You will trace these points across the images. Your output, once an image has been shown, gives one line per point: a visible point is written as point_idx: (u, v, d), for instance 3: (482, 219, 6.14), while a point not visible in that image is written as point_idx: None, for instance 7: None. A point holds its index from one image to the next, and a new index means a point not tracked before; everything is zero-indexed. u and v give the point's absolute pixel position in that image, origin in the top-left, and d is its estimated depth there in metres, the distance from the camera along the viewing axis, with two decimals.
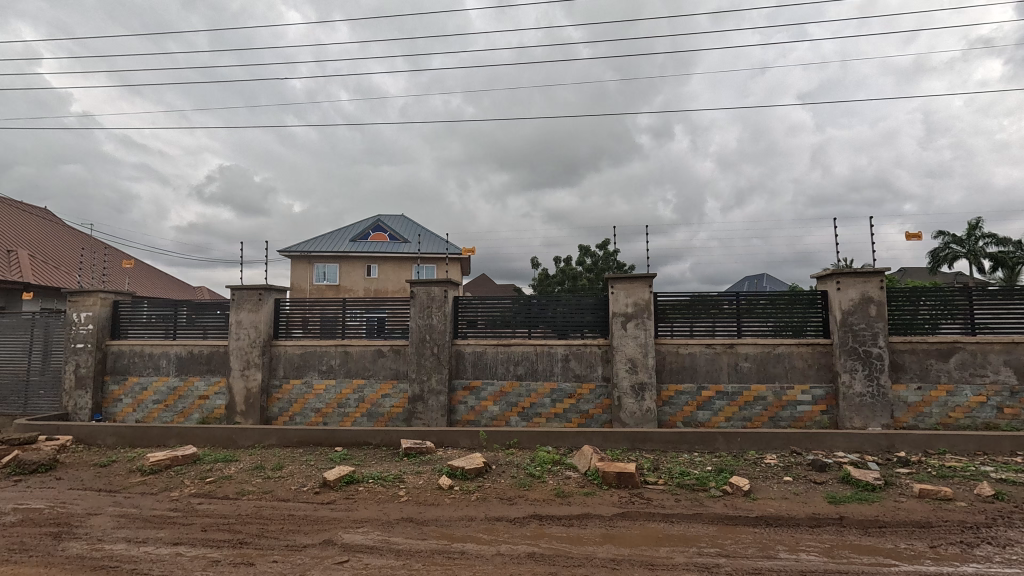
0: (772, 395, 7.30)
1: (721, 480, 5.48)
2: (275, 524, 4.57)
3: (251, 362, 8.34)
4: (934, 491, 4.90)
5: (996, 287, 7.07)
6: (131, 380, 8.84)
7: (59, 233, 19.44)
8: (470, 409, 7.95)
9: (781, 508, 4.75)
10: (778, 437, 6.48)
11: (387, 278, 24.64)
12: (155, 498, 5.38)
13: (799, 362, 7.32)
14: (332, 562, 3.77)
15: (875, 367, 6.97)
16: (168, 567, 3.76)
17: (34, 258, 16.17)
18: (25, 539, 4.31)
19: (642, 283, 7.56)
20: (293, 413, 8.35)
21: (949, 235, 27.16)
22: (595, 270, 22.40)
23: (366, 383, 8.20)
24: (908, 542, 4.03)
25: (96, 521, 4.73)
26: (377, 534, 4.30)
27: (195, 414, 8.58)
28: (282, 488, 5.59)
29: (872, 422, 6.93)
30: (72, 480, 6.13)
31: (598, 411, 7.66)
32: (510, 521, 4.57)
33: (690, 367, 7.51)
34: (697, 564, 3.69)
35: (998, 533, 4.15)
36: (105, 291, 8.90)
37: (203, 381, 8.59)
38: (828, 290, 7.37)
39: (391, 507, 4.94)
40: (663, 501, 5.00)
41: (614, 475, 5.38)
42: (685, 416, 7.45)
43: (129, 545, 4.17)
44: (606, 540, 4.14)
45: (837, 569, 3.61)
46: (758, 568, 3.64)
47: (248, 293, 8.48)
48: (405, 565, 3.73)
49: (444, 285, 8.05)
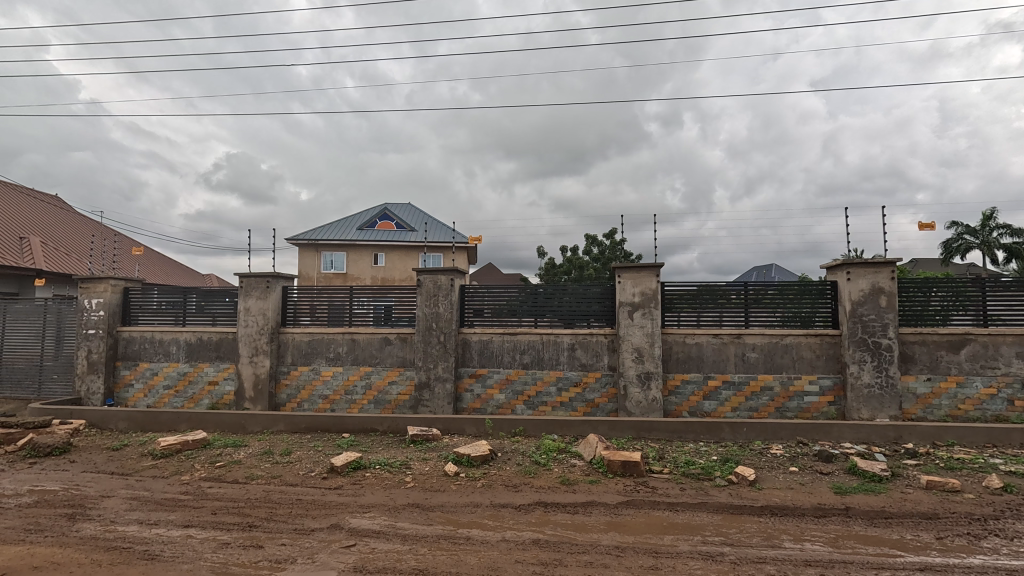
0: (779, 385, 7.26)
1: (726, 469, 5.48)
2: (284, 508, 4.64)
3: (259, 349, 8.41)
4: (941, 483, 4.88)
5: (1009, 278, 6.94)
6: (142, 366, 8.97)
7: (72, 221, 19.68)
8: (476, 397, 7.99)
9: (786, 498, 4.75)
10: (785, 428, 6.45)
11: (396, 265, 24.76)
12: (165, 481, 5.47)
13: (807, 353, 7.27)
14: (339, 546, 3.83)
15: (885, 358, 6.90)
16: (179, 549, 3.83)
17: (46, 245, 16.40)
18: (40, 520, 4.41)
19: (649, 272, 7.50)
20: (301, 400, 8.44)
21: (961, 227, 26.78)
22: (602, 260, 22.43)
23: (373, 371, 8.26)
24: (915, 533, 4.01)
25: (109, 504, 4.82)
26: (384, 519, 4.35)
27: (205, 400, 8.69)
28: (290, 473, 5.66)
29: (881, 413, 6.87)
30: (85, 463, 6.26)
31: (603, 400, 7.67)
32: (515, 508, 4.60)
33: (697, 358, 7.49)
34: (701, 553, 3.70)
35: (1006, 526, 4.12)
36: (116, 278, 8.98)
37: (213, 367, 8.69)
38: (838, 280, 7.27)
39: (397, 492, 5.01)
40: (668, 489, 5.02)
41: (619, 464, 5.39)
42: (691, 406, 7.44)
43: (141, 527, 4.25)
44: (610, 527, 4.16)
45: (842, 559, 3.60)
46: (762, 557, 3.64)
47: (256, 281, 8.53)
48: (411, 550, 3.78)
49: (451, 273, 8.05)
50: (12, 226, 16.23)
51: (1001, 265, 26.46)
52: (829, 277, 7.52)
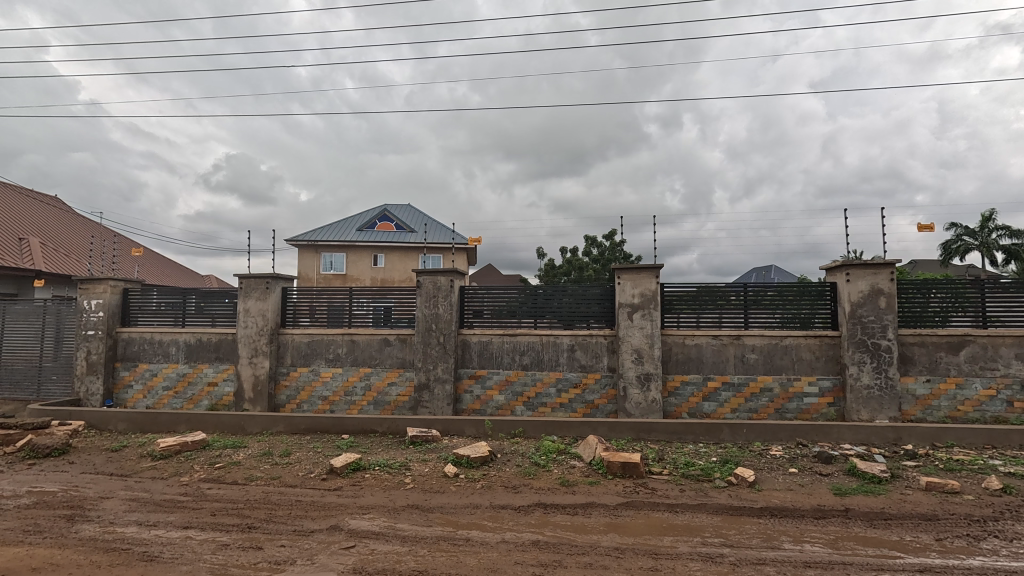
0: (779, 386, 7.27)
1: (726, 471, 5.48)
2: (284, 509, 4.64)
3: (259, 350, 8.40)
4: (940, 484, 4.88)
5: (1008, 280, 6.95)
6: (141, 367, 8.96)
7: (71, 222, 19.70)
8: (475, 398, 7.99)
9: (786, 499, 4.76)
10: (784, 429, 6.45)
11: (397, 266, 24.69)
12: (165, 482, 5.47)
13: (806, 354, 7.27)
14: (338, 547, 3.83)
15: (884, 359, 6.90)
16: (178, 550, 3.83)
17: (45, 246, 16.41)
18: (39, 522, 4.40)
19: (649, 273, 7.51)
20: (300, 401, 8.43)
21: (961, 227, 26.80)
22: (602, 261, 22.46)
23: (373, 372, 8.25)
24: (914, 534, 4.01)
25: (108, 505, 4.81)
26: (383, 520, 4.35)
27: (204, 401, 8.69)
28: (289, 475, 5.65)
29: (880, 414, 6.87)
30: (84, 464, 6.25)
31: (602, 401, 7.67)
32: (515, 509, 4.60)
33: (696, 359, 7.49)
34: (701, 554, 3.70)
35: (1005, 527, 4.12)
36: (116, 278, 8.98)
37: (212, 368, 8.68)
38: (837, 281, 7.28)
39: (397, 494, 5.00)
40: (667, 491, 5.01)
41: (619, 465, 5.39)
42: (690, 407, 7.44)
43: (141, 528, 4.25)
44: (610, 529, 4.15)
45: (841, 560, 3.60)
46: (762, 558, 3.64)
47: (255, 282, 8.53)
48: (410, 551, 3.78)
49: (450, 274, 8.06)
50: (12, 227, 16.24)
51: (1000, 266, 26.50)
52: (829, 278, 7.53)
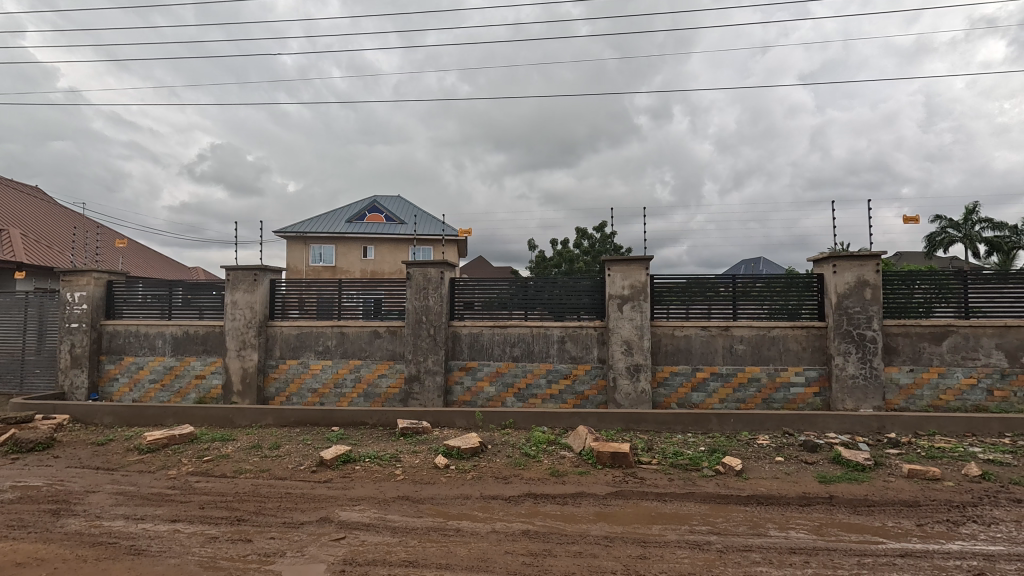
0: (766, 376, 7.36)
1: (713, 460, 5.55)
2: (273, 502, 4.60)
3: (247, 342, 8.32)
4: (922, 472, 4.99)
5: (991, 271, 7.06)
6: (126, 360, 8.82)
7: (54, 213, 19.23)
8: (466, 390, 8.00)
9: (772, 487, 4.83)
10: (771, 419, 6.54)
11: (384, 257, 24.52)
12: (152, 476, 5.42)
13: (793, 345, 7.37)
14: (329, 539, 3.82)
15: (869, 350, 7.02)
16: (166, 544, 3.79)
17: (26, 237, 15.99)
18: (23, 517, 4.32)
19: (639, 265, 7.52)
20: (289, 394, 8.38)
21: (948, 220, 26.98)
22: (594, 253, 22.48)
23: (363, 364, 8.20)
24: (896, 520, 4.11)
25: (94, 499, 4.75)
26: (373, 512, 4.34)
27: (192, 394, 8.59)
28: (280, 467, 5.63)
29: (865, 404, 7.00)
30: (69, 458, 6.15)
31: (593, 392, 7.71)
32: (505, 500, 4.62)
33: (685, 350, 7.55)
34: (689, 542, 3.75)
35: (984, 513, 4.23)
36: (99, 270, 8.81)
37: (200, 361, 8.58)
38: (824, 273, 7.37)
39: (388, 485, 5.00)
40: (656, 480, 5.07)
41: (608, 455, 5.44)
42: (679, 397, 7.51)
43: (128, 522, 4.20)
44: (599, 518, 4.19)
45: (826, 546, 3.67)
46: (748, 545, 3.70)
47: (242, 274, 8.40)
48: (401, 542, 3.78)
49: (441, 266, 8.01)
50: None
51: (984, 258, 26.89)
52: (817, 270, 7.62)
